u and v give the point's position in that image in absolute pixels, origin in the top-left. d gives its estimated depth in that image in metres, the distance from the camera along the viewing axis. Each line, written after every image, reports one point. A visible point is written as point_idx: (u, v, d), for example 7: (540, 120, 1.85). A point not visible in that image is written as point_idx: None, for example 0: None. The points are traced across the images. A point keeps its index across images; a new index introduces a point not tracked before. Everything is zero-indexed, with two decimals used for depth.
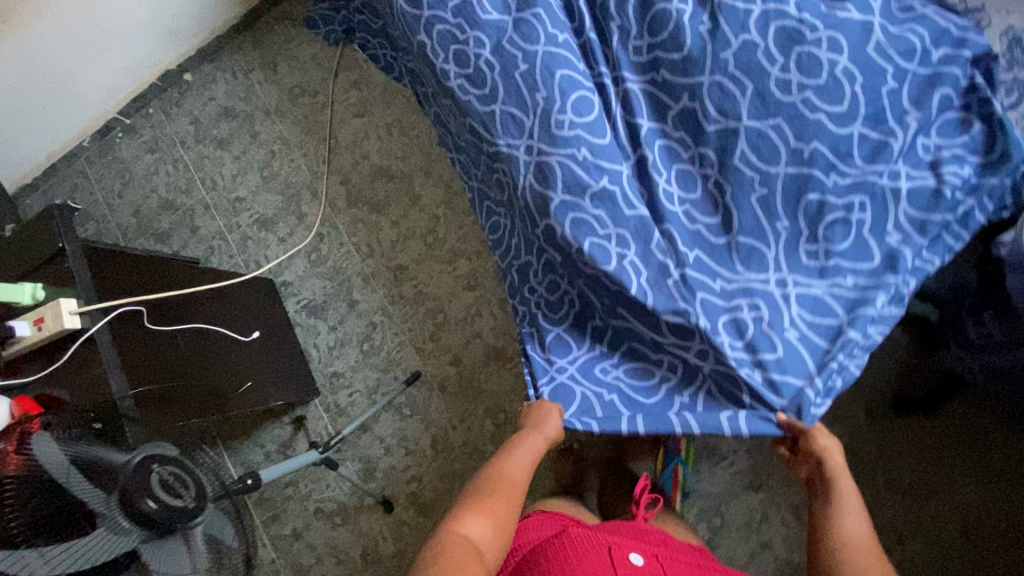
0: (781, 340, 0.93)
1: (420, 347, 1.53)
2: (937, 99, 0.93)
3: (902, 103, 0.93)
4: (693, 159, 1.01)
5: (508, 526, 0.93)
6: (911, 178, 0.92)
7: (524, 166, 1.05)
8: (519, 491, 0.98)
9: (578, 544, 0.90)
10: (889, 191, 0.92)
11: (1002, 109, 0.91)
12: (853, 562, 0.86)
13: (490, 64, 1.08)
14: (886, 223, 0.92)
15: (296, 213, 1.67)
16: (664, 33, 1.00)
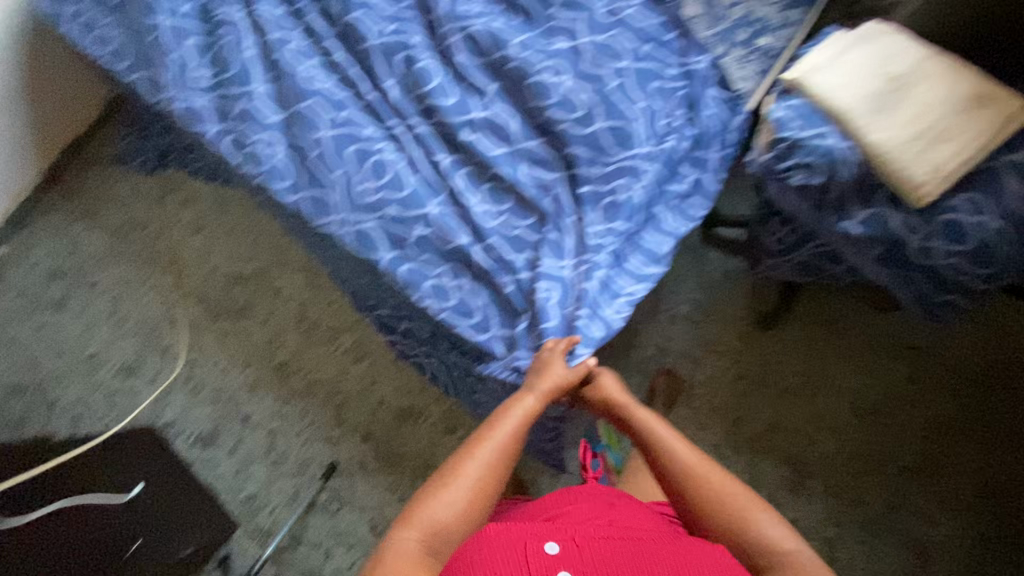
0: (565, 319, 1.00)
1: (328, 435, 1.47)
2: (657, 77, 1.06)
3: (631, 89, 1.05)
4: (489, 181, 1.09)
5: (479, 495, 0.80)
6: (661, 147, 1.04)
7: (343, 238, 1.08)
8: (493, 470, 0.82)
9: (490, 540, 0.71)
10: (644, 167, 1.04)
11: (715, 62, 1.07)
12: (688, 483, 0.83)
13: (287, 159, 1.14)
14: (649, 190, 1.05)
15: (159, 349, 1.58)
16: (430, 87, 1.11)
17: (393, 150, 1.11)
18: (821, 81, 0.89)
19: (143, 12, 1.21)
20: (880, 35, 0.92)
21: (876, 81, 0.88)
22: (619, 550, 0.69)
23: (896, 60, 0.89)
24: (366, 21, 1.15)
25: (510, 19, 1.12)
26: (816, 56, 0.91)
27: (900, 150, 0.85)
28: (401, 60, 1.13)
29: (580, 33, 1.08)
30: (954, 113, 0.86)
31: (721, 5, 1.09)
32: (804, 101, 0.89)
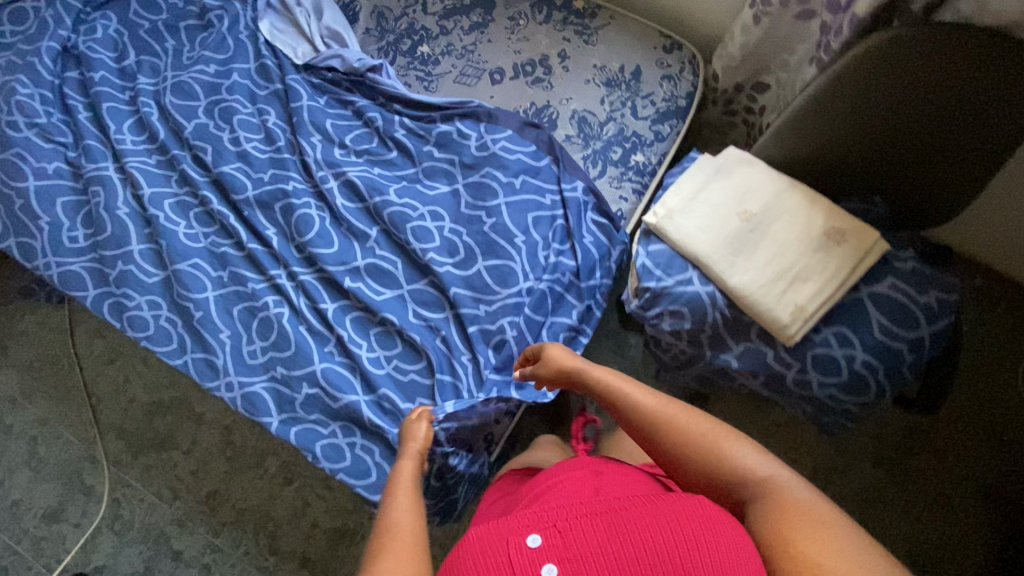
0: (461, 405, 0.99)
1: (262, 565, 1.43)
2: (533, 209, 1.04)
3: (508, 226, 1.03)
4: (374, 327, 1.06)
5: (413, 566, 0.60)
6: (546, 280, 1.02)
7: (233, 402, 1.06)
8: (409, 528, 0.64)
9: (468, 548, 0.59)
10: (530, 303, 1.02)
11: (592, 184, 1.06)
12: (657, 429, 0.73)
13: (170, 319, 1.10)
14: (538, 323, 1.02)
15: (82, 489, 1.51)
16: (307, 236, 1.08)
17: (277, 303, 1.08)
18: (679, 226, 0.88)
19: (9, 174, 1.15)
20: (740, 167, 0.90)
21: (732, 221, 0.87)
22: (603, 522, 0.59)
23: (754, 198, 0.88)
24: (244, 168, 1.13)
25: (385, 156, 1.11)
26: (672, 199, 0.90)
27: (760, 295, 0.83)
28: (279, 207, 1.10)
29: (456, 173, 1.08)
30: (811, 253, 0.84)
31: (593, 125, 1.10)
32: (664, 247, 0.89)
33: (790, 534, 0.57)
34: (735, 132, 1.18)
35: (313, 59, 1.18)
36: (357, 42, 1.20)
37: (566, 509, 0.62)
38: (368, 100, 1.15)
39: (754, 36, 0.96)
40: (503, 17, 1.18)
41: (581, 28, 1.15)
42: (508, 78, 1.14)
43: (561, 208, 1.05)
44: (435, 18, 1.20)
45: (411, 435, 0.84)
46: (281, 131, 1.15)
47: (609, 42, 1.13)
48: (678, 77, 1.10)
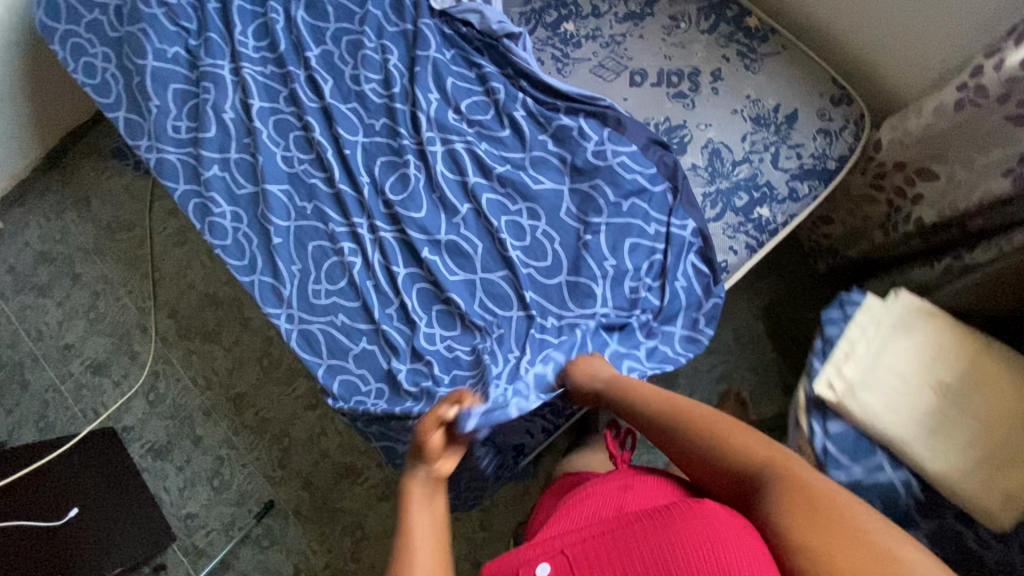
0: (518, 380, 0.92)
1: (270, 475, 1.50)
2: (633, 236, 0.97)
3: (601, 246, 0.97)
4: (436, 304, 1.03)
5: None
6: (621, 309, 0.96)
7: (287, 334, 1.07)
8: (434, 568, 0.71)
9: None
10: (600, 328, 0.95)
11: (705, 225, 0.98)
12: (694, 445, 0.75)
13: (248, 236, 1.10)
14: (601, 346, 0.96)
15: (128, 353, 1.59)
16: (396, 197, 1.06)
17: (352, 251, 1.06)
18: (863, 404, 0.84)
19: (133, 50, 1.16)
20: (923, 319, 0.87)
21: (926, 395, 0.84)
22: (601, 540, 0.65)
23: (947, 367, 0.85)
24: (357, 110, 1.11)
25: (497, 134, 1.05)
26: (851, 368, 0.86)
27: (972, 481, 0.79)
28: (381, 158, 1.08)
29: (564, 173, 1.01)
30: (1018, 426, 0.81)
31: (724, 162, 1.00)
32: (848, 427, 0.85)
33: (808, 524, 0.59)
34: (875, 208, 1.07)
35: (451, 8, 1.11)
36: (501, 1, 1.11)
37: (568, 534, 0.68)
38: (496, 69, 1.08)
39: (946, 121, 0.83)
40: (664, 14, 1.06)
41: (746, 50, 1.03)
42: (649, 83, 1.04)
43: (663, 242, 0.97)
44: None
45: (424, 453, 0.80)
46: (399, 77, 1.10)
47: (772, 75, 1.01)
48: (836, 136, 0.98)
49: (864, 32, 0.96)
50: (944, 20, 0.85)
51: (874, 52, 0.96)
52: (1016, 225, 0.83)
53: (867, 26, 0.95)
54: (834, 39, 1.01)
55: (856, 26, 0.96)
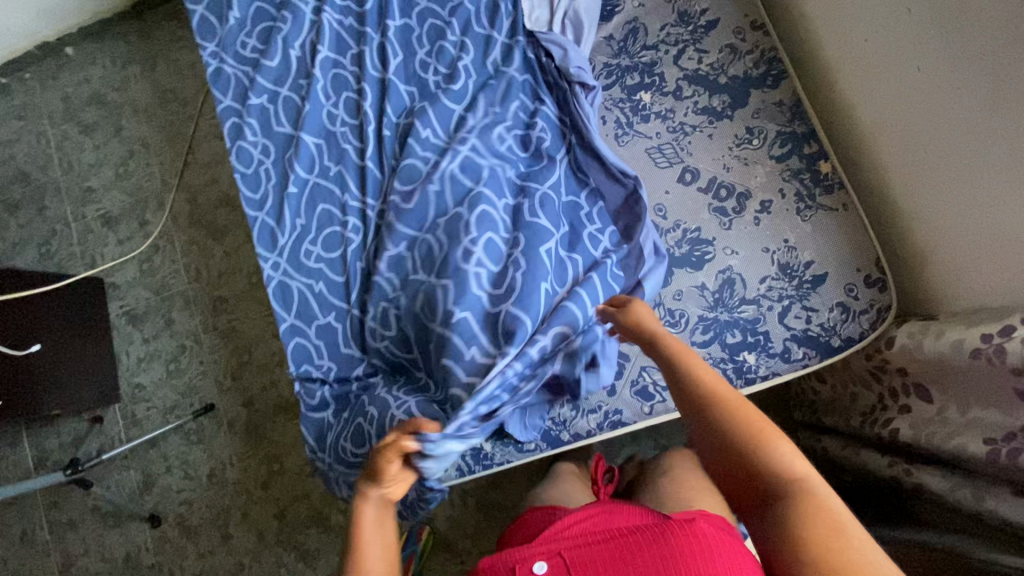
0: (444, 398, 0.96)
1: (219, 381, 1.57)
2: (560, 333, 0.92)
3: (538, 312, 0.92)
4: (396, 314, 1.00)
5: None
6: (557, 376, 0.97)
7: (269, 280, 1.09)
8: None
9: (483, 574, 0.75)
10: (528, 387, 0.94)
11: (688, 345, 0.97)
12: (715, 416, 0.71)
13: (269, 173, 1.12)
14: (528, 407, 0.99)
15: (138, 218, 1.65)
16: (400, 187, 1.04)
17: (358, 229, 1.07)
18: None
19: None
20: None
21: None
22: (602, 549, 0.73)
23: None
24: (411, 95, 1.10)
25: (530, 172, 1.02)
26: None
27: None
28: (409, 150, 1.06)
29: (550, 236, 0.95)
30: None
31: (733, 295, 0.97)
32: None
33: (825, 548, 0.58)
34: (865, 394, 1.03)
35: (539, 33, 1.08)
36: (591, 44, 1.07)
37: (565, 539, 0.76)
38: (555, 111, 1.05)
39: (959, 359, 0.79)
40: (742, 122, 1.01)
41: (806, 194, 0.98)
42: (697, 186, 1.01)
43: (589, 344, 0.95)
44: (679, 72, 1.04)
45: (377, 476, 0.75)
46: (466, 80, 1.07)
47: (818, 229, 0.97)
48: (853, 316, 0.95)
49: (939, 226, 0.90)
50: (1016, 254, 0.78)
51: (943, 250, 0.90)
52: (977, 487, 0.80)
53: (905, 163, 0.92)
54: (909, 218, 0.95)
55: (933, 217, 0.90)
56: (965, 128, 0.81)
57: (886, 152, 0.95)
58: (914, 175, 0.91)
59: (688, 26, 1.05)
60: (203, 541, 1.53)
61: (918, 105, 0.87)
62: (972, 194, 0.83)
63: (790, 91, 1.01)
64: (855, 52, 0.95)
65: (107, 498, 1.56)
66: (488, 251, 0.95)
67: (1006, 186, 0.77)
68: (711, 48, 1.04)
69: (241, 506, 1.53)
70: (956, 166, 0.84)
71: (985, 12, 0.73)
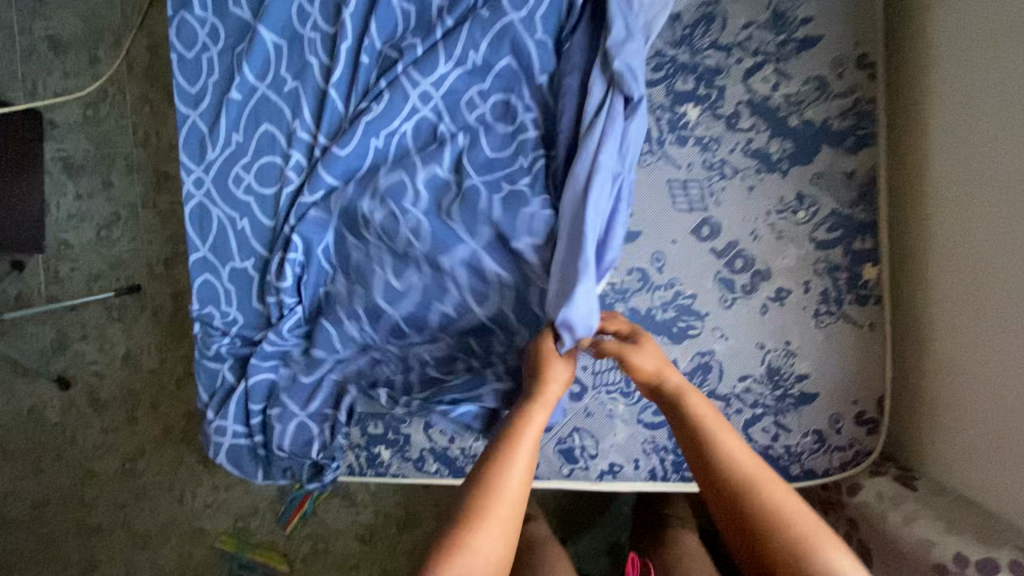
0: (327, 373, 0.91)
1: (151, 264, 1.44)
2: (434, 356, 0.89)
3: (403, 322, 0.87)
4: (298, 269, 0.89)
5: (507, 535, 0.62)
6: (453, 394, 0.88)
7: (187, 197, 0.93)
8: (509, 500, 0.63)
9: None
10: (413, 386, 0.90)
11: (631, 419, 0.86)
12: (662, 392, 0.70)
13: (211, 65, 0.91)
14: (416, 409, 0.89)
15: (90, 53, 1.41)
16: (346, 142, 0.84)
17: (301, 170, 0.89)
18: None
19: None
20: None
21: None
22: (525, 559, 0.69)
23: None
24: (407, 18, 0.86)
25: (510, 175, 0.82)
26: None
27: None
28: (383, 94, 0.84)
29: (454, 240, 0.82)
30: None
31: (703, 384, 0.81)
32: None
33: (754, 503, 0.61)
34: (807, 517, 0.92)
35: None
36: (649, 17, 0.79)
37: None
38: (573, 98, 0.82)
39: (922, 562, 0.70)
40: (794, 183, 0.80)
41: (833, 296, 0.79)
42: (710, 246, 0.81)
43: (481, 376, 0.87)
44: (744, 92, 0.80)
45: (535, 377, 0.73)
46: (481, 26, 0.82)
47: (829, 342, 0.80)
48: (825, 449, 0.81)
49: (975, 381, 0.73)
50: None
51: (966, 412, 0.74)
52: None
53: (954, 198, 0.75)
54: (941, 359, 0.78)
55: (954, 332, 0.76)
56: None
57: (952, 273, 0.76)
58: (973, 313, 0.73)
59: (778, 34, 0.80)
60: (109, 417, 1.48)
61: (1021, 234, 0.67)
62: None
63: (869, 164, 0.79)
64: (947, 107, 0.76)
65: (18, 348, 1.48)
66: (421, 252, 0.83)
67: None
68: (795, 75, 0.79)
69: (153, 395, 1.47)
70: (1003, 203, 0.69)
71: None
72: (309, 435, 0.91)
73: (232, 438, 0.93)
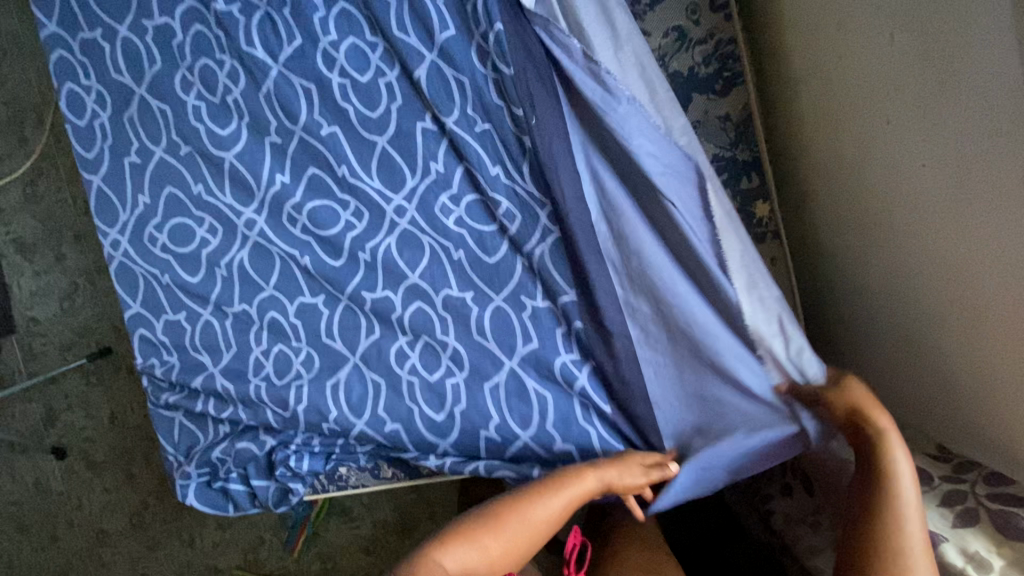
0: (263, 404, 0.91)
1: (117, 325, 1.49)
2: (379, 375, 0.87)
3: (340, 344, 0.88)
4: (230, 312, 0.92)
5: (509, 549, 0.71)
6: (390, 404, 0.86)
7: (108, 259, 0.96)
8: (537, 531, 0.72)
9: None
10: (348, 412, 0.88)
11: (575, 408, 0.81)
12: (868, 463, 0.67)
13: (104, 130, 0.93)
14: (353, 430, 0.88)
15: (17, 134, 1.45)
16: (296, 233, 0.89)
17: (243, 244, 0.91)
18: None
19: None
20: None
21: None
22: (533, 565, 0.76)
23: None
24: (309, 91, 0.86)
25: (463, 194, 0.84)
26: None
27: None
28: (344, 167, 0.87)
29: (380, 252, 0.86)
30: None
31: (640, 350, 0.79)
32: None
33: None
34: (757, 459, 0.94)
35: (487, 25, 0.79)
36: (629, 63, 0.75)
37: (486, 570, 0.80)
38: (534, 188, 0.80)
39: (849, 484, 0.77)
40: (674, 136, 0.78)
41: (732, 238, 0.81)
42: None
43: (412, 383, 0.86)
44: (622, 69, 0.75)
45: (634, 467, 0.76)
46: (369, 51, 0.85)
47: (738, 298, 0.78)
48: None
49: (871, 292, 0.78)
50: (949, 355, 0.68)
51: (857, 330, 0.83)
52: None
53: (826, 135, 0.78)
54: (841, 272, 0.83)
55: (837, 256, 0.83)
56: (920, 199, 0.66)
57: (835, 193, 0.80)
58: (857, 230, 0.78)
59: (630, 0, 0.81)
60: (108, 476, 1.54)
61: (878, 154, 0.70)
62: (899, 296, 0.74)
63: (740, 106, 0.80)
64: (811, 40, 0.76)
65: (10, 428, 1.54)
66: (401, 322, 0.86)
67: (894, 188, 0.69)
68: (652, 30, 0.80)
69: (145, 449, 1.52)
70: (862, 149, 0.73)
71: (958, 117, 0.58)
72: (276, 464, 0.92)
73: (196, 481, 0.96)
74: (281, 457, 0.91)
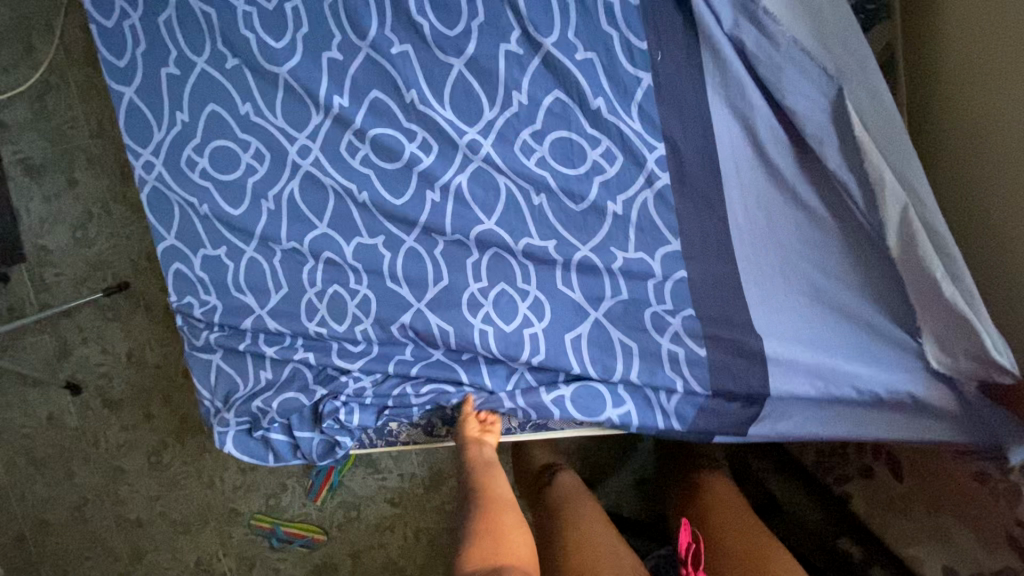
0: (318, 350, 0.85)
1: (135, 259, 1.40)
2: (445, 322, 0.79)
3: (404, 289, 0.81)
4: (279, 248, 0.84)
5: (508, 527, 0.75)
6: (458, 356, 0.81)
7: (141, 184, 0.86)
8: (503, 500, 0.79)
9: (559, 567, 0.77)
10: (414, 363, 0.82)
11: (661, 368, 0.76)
12: None
13: (137, 35, 0.82)
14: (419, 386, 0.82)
15: (24, 43, 1.32)
16: (355, 165, 0.80)
17: (293, 174, 0.82)
18: None
19: None
20: None
21: None
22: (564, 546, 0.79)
23: None
24: (381, 5, 0.76)
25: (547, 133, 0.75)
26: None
27: None
28: (415, 93, 0.77)
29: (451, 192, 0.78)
30: None
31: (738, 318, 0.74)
32: None
33: None
34: None
35: None
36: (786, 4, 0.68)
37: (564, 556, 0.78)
38: (640, 127, 0.74)
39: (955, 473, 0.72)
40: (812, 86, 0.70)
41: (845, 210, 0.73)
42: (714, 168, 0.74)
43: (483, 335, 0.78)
44: (768, 2, 0.68)
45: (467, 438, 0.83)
46: None
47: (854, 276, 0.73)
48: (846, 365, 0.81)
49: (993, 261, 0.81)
50: None
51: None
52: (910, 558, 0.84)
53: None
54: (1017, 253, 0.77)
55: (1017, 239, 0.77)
56: None
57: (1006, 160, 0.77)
58: (996, 201, 0.79)
59: None
60: (126, 414, 1.49)
61: None
62: None
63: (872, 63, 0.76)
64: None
65: (22, 360, 1.47)
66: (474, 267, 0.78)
67: None
68: None
69: (164, 389, 1.47)
70: None
71: None
72: (323, 416, 0.84)
73: (234, 428, 0.89)
74: (329, 410, 0.84)
